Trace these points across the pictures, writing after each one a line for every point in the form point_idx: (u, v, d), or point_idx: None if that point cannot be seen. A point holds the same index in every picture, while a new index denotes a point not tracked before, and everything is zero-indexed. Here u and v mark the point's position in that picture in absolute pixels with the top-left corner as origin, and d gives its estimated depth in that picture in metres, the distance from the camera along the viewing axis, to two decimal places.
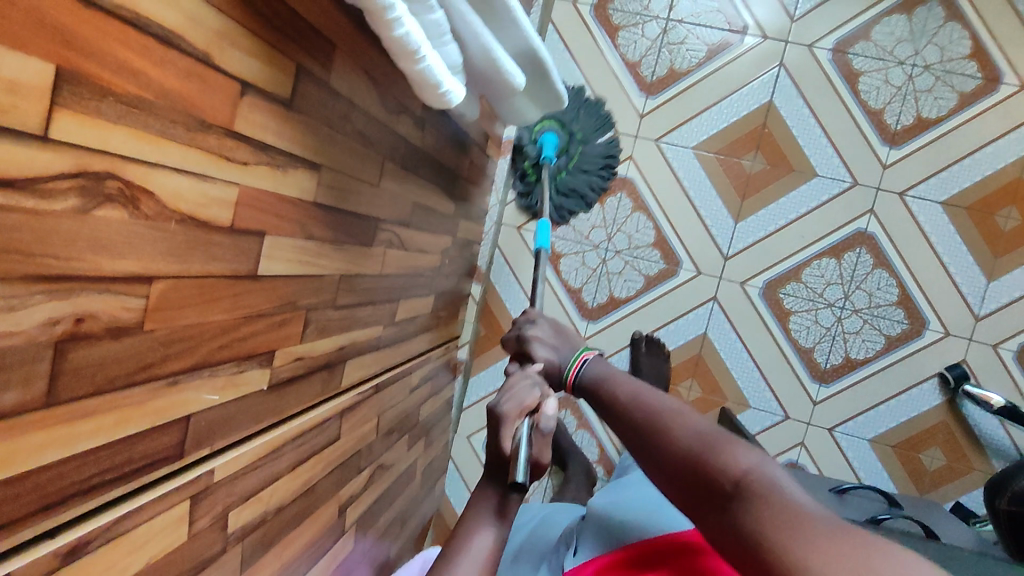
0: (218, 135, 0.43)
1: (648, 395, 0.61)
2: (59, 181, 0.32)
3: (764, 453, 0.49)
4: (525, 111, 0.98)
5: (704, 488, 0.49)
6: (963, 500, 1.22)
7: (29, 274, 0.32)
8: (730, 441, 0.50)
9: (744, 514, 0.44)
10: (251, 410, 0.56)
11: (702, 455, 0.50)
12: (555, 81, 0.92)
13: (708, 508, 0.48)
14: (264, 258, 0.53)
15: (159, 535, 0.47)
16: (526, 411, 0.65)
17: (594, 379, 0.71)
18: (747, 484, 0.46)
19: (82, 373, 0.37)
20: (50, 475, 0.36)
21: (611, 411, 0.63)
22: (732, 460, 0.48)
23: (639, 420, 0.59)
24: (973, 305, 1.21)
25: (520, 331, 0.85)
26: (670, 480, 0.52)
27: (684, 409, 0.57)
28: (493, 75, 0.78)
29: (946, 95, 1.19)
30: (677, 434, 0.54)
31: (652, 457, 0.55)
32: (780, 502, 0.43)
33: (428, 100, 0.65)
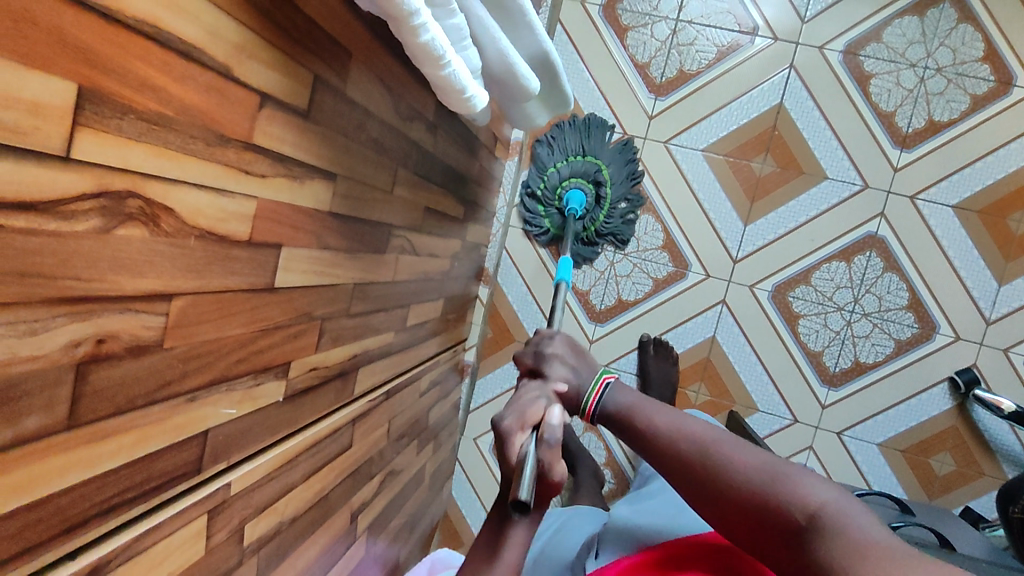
0: (237, 149, 0.43)
1: (693, 426, 0.64)
2: (82, 201, 0.32)
3: (827, 481, 0.54)
4: (535, 117, 0.97)
5: (775, 520, 0.53)
6: (973, 504, 1.22)
7: (52, 296, 0.31)
8: (793, 473, 0.54)
9: (822, 546, 0.49)
10: (267, 421, 0.56)
11: (769, 489, 0.54)
12: (565, 84, 0.92)
13: (782, 540, 0.52)
14: (280, 269, 0.52)
15: (178, 551, 0.46)
16: (530, 423, 0.64)
17: (621, 408, 0.71)
18: (821, 517, 0.50)
19: (103, 394, 0.36)
20: (73, 497, 0.36)
21: (651, 441, 0.65)
22: (801, 493, 0.52)
23: (689, 452, 0.61)
24: (983, 309, 1.20)
25: (536, 346, 0.79)
26: (735, 513, 0.56)
27: (734, 440, 0.60)
28: (508, 79, 0.77)
29: (958, 98, 1.18)
30: (737, 467, 0.57)
31: (710, 490, 0.58)
32: (858, 534, 0.48)
33: (454, 104, 0.64)
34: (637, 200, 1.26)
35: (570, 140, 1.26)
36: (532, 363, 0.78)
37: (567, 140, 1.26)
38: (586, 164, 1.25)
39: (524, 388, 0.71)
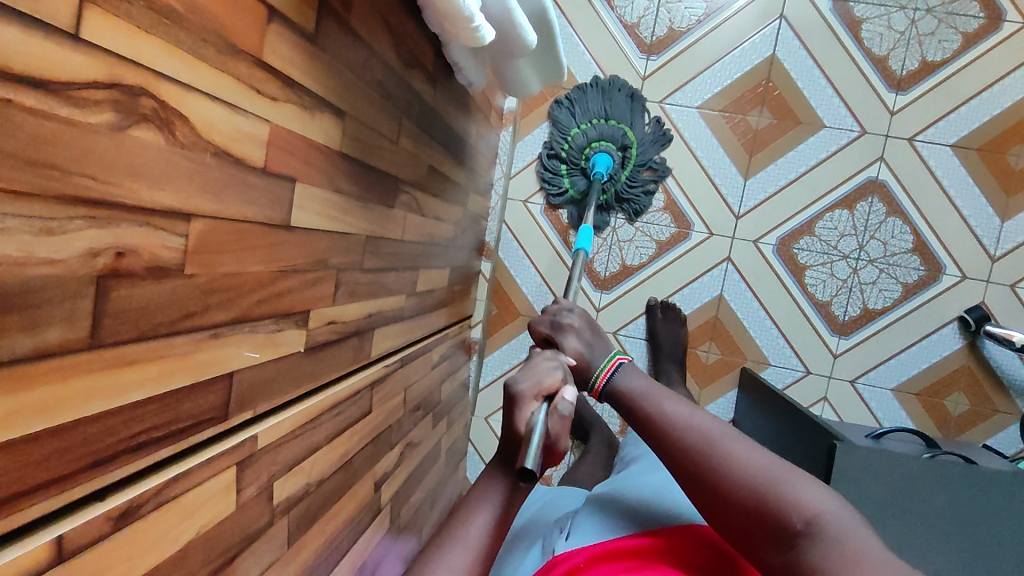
0: (248, 64, 0.40)
1: (696, 416, 0.61)
2: (95, 89, 0.29)
3: (827, 488, 0.52)
4: (527, 80, 0.94)
5: (772, 520, 0.51)
6: (989, 443, 1.22)
7: (68, 193, 0.29)
8: (795, 478, 0.52)
9: (817, 553, 0.47)
10: (290, 373, 0.53)
11: (769, 491, 0.52)
12: (559, 53, 0.90)
13: (773, 541, 0.51)
14: (295, 207, 0.49)
15: (209, 503, 0.44)
16: (544, 394, 0.61)
17: (631, 391, 0.68)
18: (821, 525, 0.49)
19: (126, 315, 0.33)
20: (100, 429, 0.33)
21: (654, 429, 0.62)
22: (802, 498, 0.51)
23: (690, 443, 0.58)
24: (988, 247, 1.20)
25: (554, 318, 0.80)
26: (729, 509, 0.54)
27: (736, 434, 0.58)
28: (505, 28, 0.74)
29: (950, 37, 1.18)
30: (739, 467, 0.54)
31: (706, 484, 0.56)
32: (858, 547, 0.46)
33: (461, 34, 0.62)
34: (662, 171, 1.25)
35: (592, 101, 1.23)
36: (548, 332, 0.80)
37: (589, 102, 1.24)
38: (612, 129, 1.22)
39: (541, 356, 0.67)
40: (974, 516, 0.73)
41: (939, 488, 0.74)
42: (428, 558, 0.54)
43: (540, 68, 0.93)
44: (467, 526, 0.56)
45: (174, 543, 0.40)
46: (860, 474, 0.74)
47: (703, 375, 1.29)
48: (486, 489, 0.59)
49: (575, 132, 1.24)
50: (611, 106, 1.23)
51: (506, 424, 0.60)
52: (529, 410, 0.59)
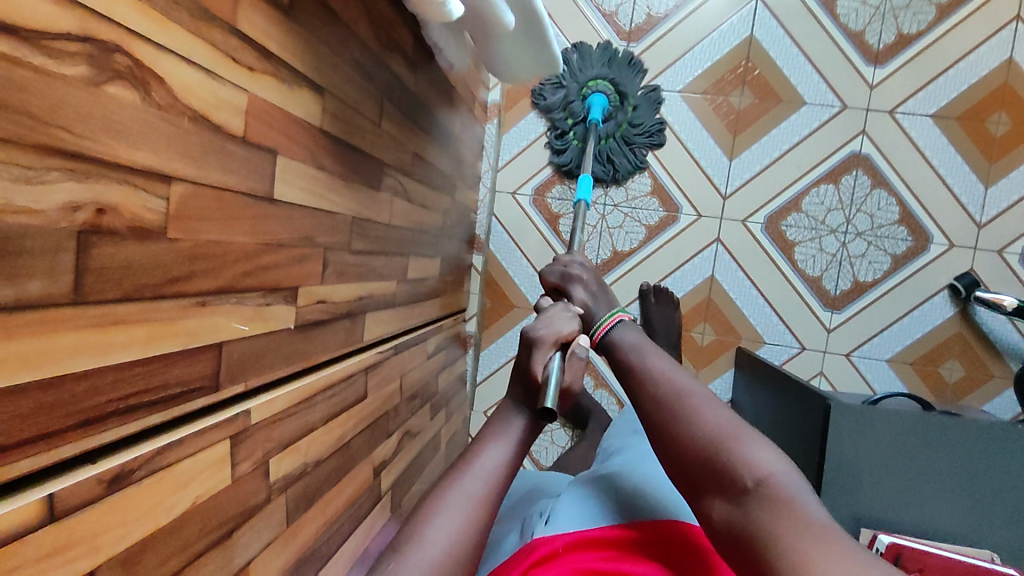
0: (223, 31, 0.41)
1: (676, 374, 0.63)
2: (68, 41, 0.29)
3: (783, 455, 0.52)
4: (509, 58, 0.92)
5: (723, 475, 0.51)
6: (986, 407, 1.22)
7: (44, 143, 0.29)
8: (753, 440, 0.53)
9: (759, 511, 0.48)
10: (281, 349, 0.53)
11: (725, 447, 0.53)
12: (549, 35, 0.87)
13: (719, 494, 0.51)
14: (278, 180, 0.50)
15: (204, 474, 0.43)
16: (559, 342, 0.68)
17: (624, 343, 0.71)
18: (769, 485, 0.48)
19: (109, 274, 0.33)
20: (88, 387, 0.33)
21: (634, 380, 0.65)
22: (754, 458, 0.51)
23: (666, 395, 0.60)
24: (973, 213, 1.21)
25: (564, 269, 0.85)
26: (687, 461, 0.55)
27: (708, 396, 0.59)
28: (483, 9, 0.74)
29: (924, 9, 1.20)
30: (705, 423, 0.55)
31: (672, 436, 0.57)
32: (798, 510, 0.46)
33: (429, 11, 0.63)
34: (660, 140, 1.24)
35: (595, 66, 1.22)
36: (557, 282, 0.85)
37: (591, 67, 1.22)
38: (609, 89, 1.22)
39: (556, 306, 0.74)
40: (971, 465, 0.74)
41: (943, 448, 0.74)
42: (439, 491, 0.55)
43: (523, 52, 0.91)
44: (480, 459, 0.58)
45: (169, 512, 0.40)
46: (860, 435, 0.75)
47: (699, 356, 1.29)
48: (502, 427, 0.61)
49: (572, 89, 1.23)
50: (611, 68, 1.22)
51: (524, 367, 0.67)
52: (546, 357, 0.66)
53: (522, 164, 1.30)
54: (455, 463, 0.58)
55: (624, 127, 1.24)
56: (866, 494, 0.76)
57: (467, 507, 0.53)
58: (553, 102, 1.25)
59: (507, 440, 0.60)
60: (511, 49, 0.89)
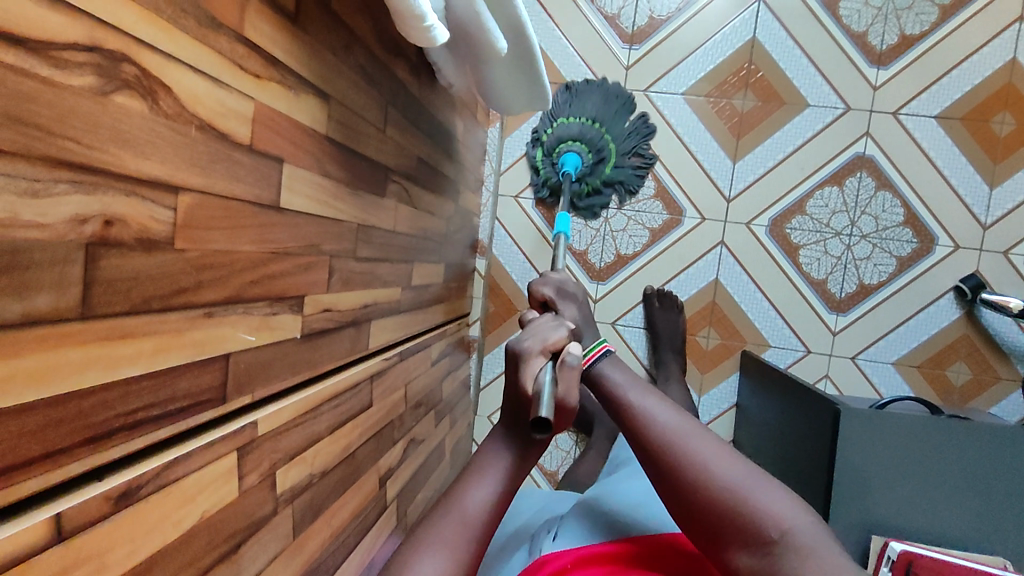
0: (229, 38, 0.40)
1: (670, 414, 0.61)
2: (75, 51, 0.29)
3: (799, 499, 0.52)
4: (499, 82, 0.90)
5: (744, 527, 0.51)
6: (993, 410, 1.22)
7: (52, 154, 0.28)
8: (769, 487, 0.52)
9: (786, 566, 0.48)
10: (288, 359, 0.53)
11: (742, 497, 0.52)
12: (540, 61, 0.86)
13: (742, 545, 0.51)
14: (284, 188, 0.49)
15: (211, 488, 0.43)
16: (550, 350, 0.65)
17: (608, 380, 0.67)
18: (793, 536, 0.49)
19: (116, 286, 0.33)
20: (95, 402, 0.32)
21: (630, 426, 0.62)
22: (774, 509, 0.50)
23: (664, 443, 0.58)
24: (978, 214, 1.21)
25: (558, 285, 0.86)
26: (701, 512, 0.53)
27: (708, 438, 0.57)
28: (473, 29, 0.72)
29: (927, 10, 1.20)
30: (713, 472, 0.54)
31: (679, 486, 0.55)
32: (829, 561, 0.47)
33: (413, 36, 0.60)
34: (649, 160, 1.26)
35: (592, 101, 1.23)
36: (550, 296, 0.86)
37: (585, 104, 1.23)
38: (593, 132, 1.22)
39: (544, 319, 0.72)
40: (985, 472, 0.73)
41: (955, 454, 0.74)
42: (425, 532, 0.55)
43: (512, 76, 0.88)
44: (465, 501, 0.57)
45: (177, 527, 0.40)
46: (870, 441, 0.74)
47: (704, 360, 1.29)
48: (486, 464, 0.60)
49: (560, 122, 1.24)
50: (603, 109, 1.23)
51: (514, 380, 0.64)
52: (536, 366, 0.63)
53: (523, 169, 1.29)
54: (441, 505, 0.58)
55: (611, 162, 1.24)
56: (877, 500, 0.75)
57: (444, 555, 0.53)
58: (540, 131, 1.26)
59: (493, 477, 0.59)
60: (501, 73, 0.87)
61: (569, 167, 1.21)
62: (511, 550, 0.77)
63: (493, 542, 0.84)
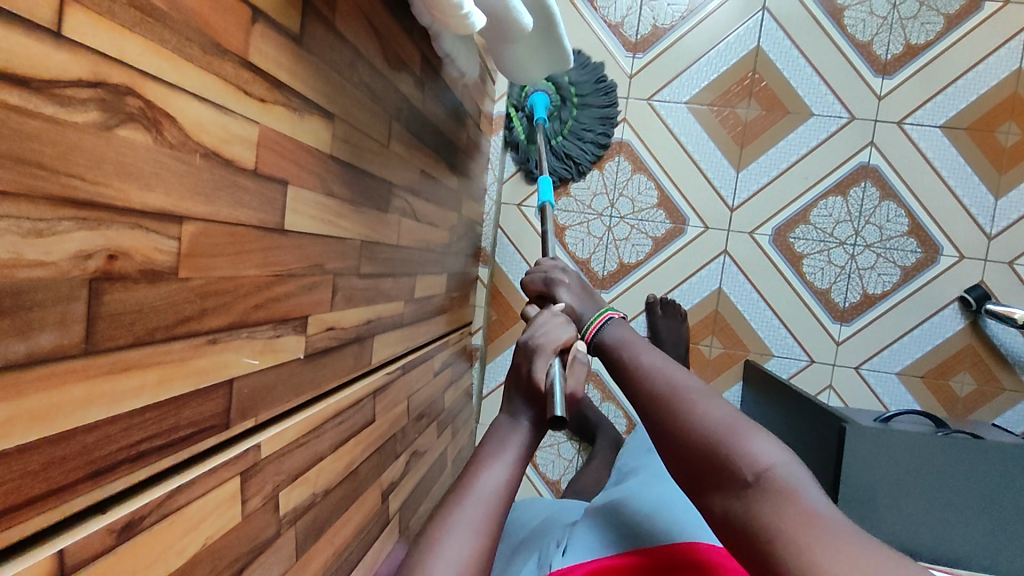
0: (234, 65, 0.40)
1: (672, 370, 0.60)
2: (79, 88, 0.29)
3: (785, 447, 0.49)
4: (524, 65, 0.90)
5: (722, 469, 0.48)
6: (997, 421, 1.21)
7: (55, 193, 0.28)
8: (752, 432, 0.49)
9: (761, 506, 0.45)
10: (291, 381, 0.52)
11: (722, 439, 0.50)
12: (563, 39, 0.86)
13: (720, 488, 0.48)
14: (288, 211, 0.49)
15: (213, 515, 0.42)
16: (559, 348, 0.67)
17: (614, 342, 0.69)
18: (771, 477, 0.46)
19: (120, 319, 0.33)
20: (98, 436, 0.32)
21: (631, 380, 0.62)
22: (754, 450, 0.48)
23: (662, 392, 0.58)
24: (983, 225, 1.21)
25: (546, 274, 0.84)
26: (686, 456, 0.52)
27: (704, 390, 0.56)
28: (501, 14, 0.74)
29: (932, 19, 1.19)
30: (701, 417, 0.53)
31: (668, 432, 0.54)
32: (801, 503, 0.43)
33: (451, 24, 0.62)
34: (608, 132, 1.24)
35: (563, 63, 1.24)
36: (542, 288, 0.84)
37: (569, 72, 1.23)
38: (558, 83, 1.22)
39: (547, 313, 0.72)
40: (993, 491, 0.73)
41: (963, 472, 0.73)
42: (440, 517, 0.54)
43: (538, 58, 0.89)
44: (481, 481, 0.56)
45: (180, 555, 0.39)
46: (875, 456, 0.74)
47: (708, 370, 1.28)
48: (503, 441, 0.60)
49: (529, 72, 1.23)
50: (573, 71, 1.23)
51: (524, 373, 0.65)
52: (546, 363, 0.65)
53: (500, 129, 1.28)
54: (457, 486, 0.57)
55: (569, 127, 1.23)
56: (884, 517, 0.74)
57: (471, 533, 0.52)
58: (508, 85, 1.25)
59: (509, 452, 0.59)
60: (527, 54, 0.87)
61: (538, 106, 1.19)
62: (522, 559, 0.78)
63: (507, 548, 0.86)
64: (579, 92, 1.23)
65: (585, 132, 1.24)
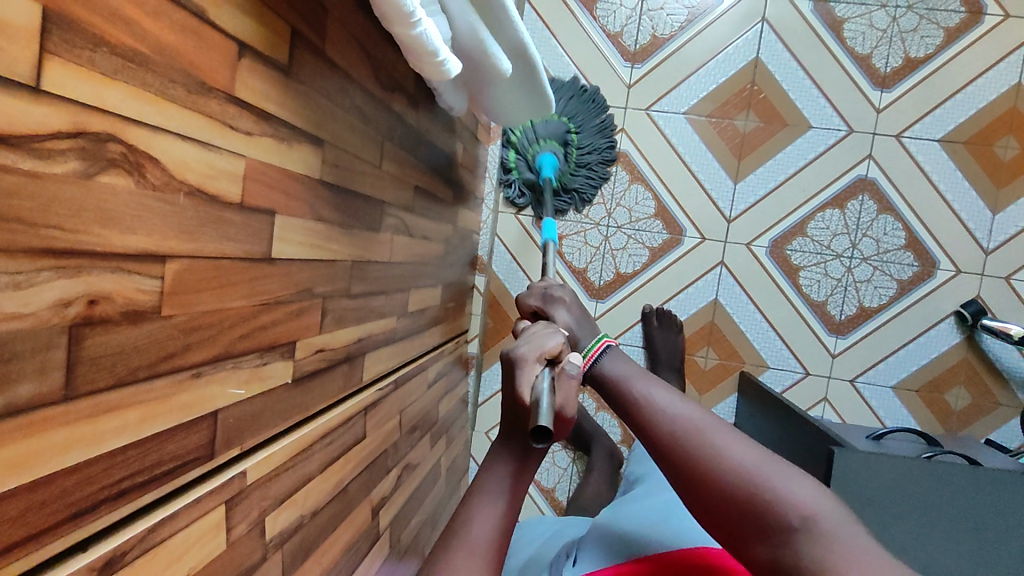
0: (220, 101, 0.40)
1: (679, 404, 0.59)
2: (58, 140, 0.29)
3: (817, 483, 0.51)
4: (506, 108, 0.90)
5: (763, 517, 0.50)
6: (991, 436, 1.21)
7: (35, 246, 0.28)
8: (788, 476, 0.51)
9: (812, 556, 0.47)
10: (278, 406, 0.53)
11: (759, 485, 0.51)
12: (547, 88, 0.86)
13: (763, 535, 0.50)
14: (276, 239, 0.49)
15: (198, 545, 0.43)
16: (546, 357, 0.62)
17: (613, 377, 0.66)
18: (816, 523, 0.48)
19: (101, 361, 0.33)
20: (78, 479, 0.32)
21: (638, 418, 0.61)
22: (795, 495, 0.50)
23: (680, 432, 0.56)
24: (981, 240, 1.20)
25: (545, 291, 0.86)
26: (719, 503, 0.52)
27: (723, 425, 0.56)
28: (478, 58, 0.73)
29: (932, 33, 1.19)
30: (730, 459, 0.53)
31: (694, 478, 0.54)
32: (852, 547, 0.46)
33: (427, 71, 0.60)
34: (609, 157, 1.24)
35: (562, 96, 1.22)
36: (539, 305, 0.85)
37: (579, 110, 1.23)
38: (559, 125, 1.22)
39: (539, 325, 0.69)
40: (982, 518, 0.73)
41: (953, 499, 0.73)
42: (435, 564, 0.56)
43: (522, 105, 0.89)
44: (472, 529, 0.57)
45: None
46: (862, 480, 0.75)
47: (703, 381, 1.28)
48: (488, 481, 0.61)
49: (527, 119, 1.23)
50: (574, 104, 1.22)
51: (509, 389, 0.61)
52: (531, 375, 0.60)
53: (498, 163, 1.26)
54: (449, 532, 0.58)
55: (571, 167, 1.24)
56: None
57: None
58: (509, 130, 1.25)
59: (494, 495, 0.60)
60: (508, 98, 0.87)
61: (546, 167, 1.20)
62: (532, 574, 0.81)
63: (510, 566, 0.87)
64: (580, 129, 1.23)
65: (587, 175, 1.25)
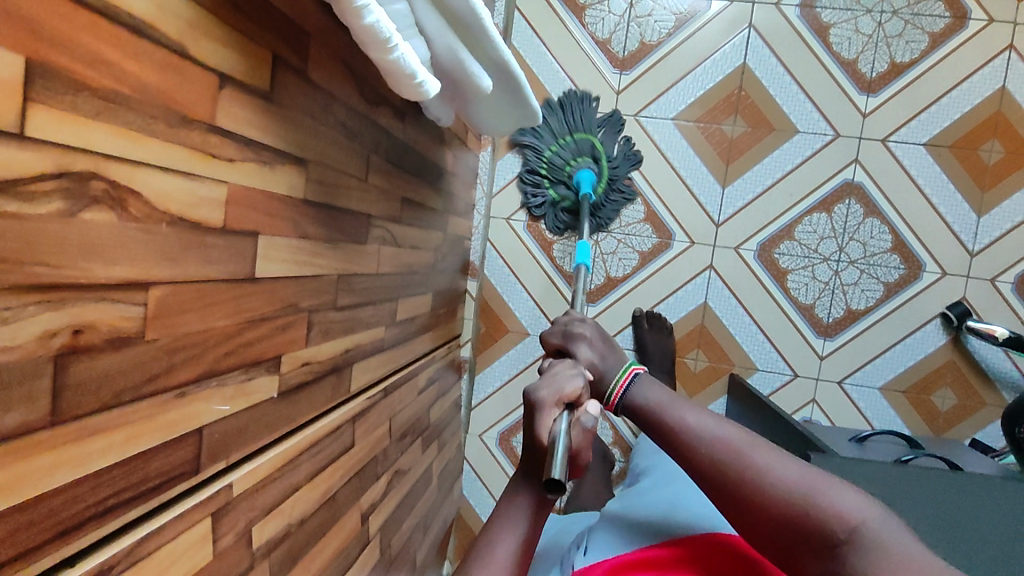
0: (201, 132, 0.42)
1: (718, 426, 0.61)
2: (42, 181, 0.31)
3: (867, 495, 0.52)
4: (493, 120, 0.92)
5: (813, 533, 0.51)
6: (977, 436, 1.23)
7: (21, 282, 0.30)
8: (830, 484, 0.52)
9: (864, 564, 0.47)
10: (264, 419, 0.55)
11: (803, 497, 0.52)
12: (533, 100, 0.88)
13: (817, 552, 0.51)
14: (260, 259, 0.51)
15: (185, 556, 0.45)
16: (565, 400, 0.64)
17: (649, 405, 0.69)
18: (865, 534, 0.48)
19: (85, 388, 0.35)
20: (65, 499, 0.34)
21: (677, 443, 0.63)
22: (841, 508, 0.50)
23: (719, 456, 0.58)
24: (966, 242, 1.22)
25: (567, 328, 0.86)
26: (768, 523, 0.54)
27: (764, 444, 0.58)
28: (461, 75, 0.74)
29: (917, 38, 1.20)
30: (772, 478, 0.54)
31: (740, 501, 0.56)
32: (901, 555, 0.46)
33: (405, 92, 0.61)
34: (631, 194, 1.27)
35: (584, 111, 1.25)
36: (562, 342, 0.85)
37: (587, 121, 1.25)
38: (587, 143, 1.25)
39: (562, 364, 0.71)
40: None
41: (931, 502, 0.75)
42: None
43: (506, 115, 0.91)
44: (494, 551, 0.59)
45: None
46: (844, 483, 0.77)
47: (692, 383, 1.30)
48: (510, 510, 0.62)
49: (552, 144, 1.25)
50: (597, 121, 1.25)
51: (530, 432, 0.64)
52: (549, 418, 0.63)
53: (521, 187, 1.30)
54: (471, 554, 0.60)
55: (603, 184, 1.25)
56: None
57: None
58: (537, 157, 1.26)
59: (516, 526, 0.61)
60: (491, 110, 0.89)
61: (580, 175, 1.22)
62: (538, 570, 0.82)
63: None
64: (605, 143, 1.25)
65: (613, 194, 1.26)
